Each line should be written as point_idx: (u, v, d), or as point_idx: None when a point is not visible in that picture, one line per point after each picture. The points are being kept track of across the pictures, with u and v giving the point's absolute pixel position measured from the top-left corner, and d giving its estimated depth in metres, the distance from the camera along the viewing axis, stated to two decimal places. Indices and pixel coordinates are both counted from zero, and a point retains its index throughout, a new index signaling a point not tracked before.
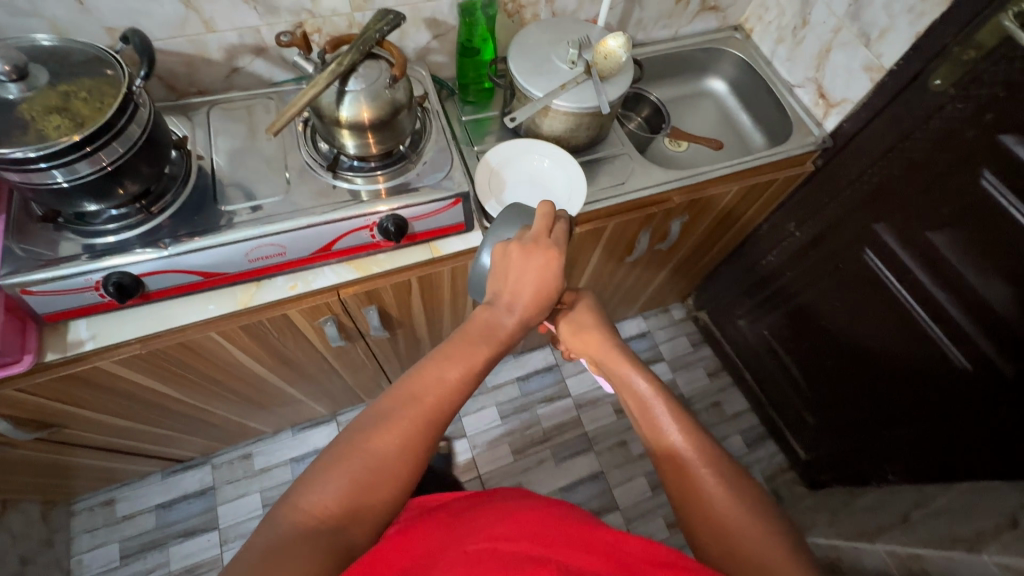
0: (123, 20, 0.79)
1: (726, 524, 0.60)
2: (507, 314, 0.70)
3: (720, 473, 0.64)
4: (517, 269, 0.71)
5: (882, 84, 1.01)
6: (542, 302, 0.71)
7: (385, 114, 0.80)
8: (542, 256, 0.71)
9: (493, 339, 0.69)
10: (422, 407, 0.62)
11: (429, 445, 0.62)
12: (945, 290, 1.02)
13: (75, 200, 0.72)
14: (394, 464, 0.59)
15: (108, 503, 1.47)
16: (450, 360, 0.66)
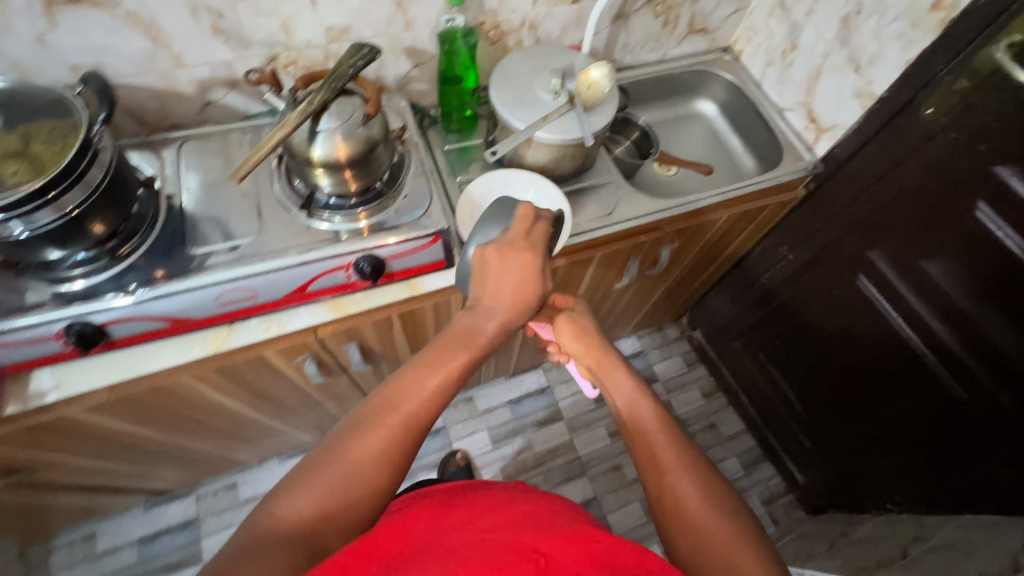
0: (87, 57, 0.76)
1: (707, 537, 0.59)
2: (490, 317, 0.67)
3: (703, 486, 0.63)
4: (497, 274, 0.68)
5: (873, 110, 0.98)
6: (526, 301, 0.68)
7: (360, 152, 0.77)
8: (520, 257, 0.68)
9: (478, 349, 0.65)
10: (402, 415, 0.59)
11: (409, 457, 0.59)
12: (939, 318, 0.99)
13: (35, 248, 0.68)
14: (371, 475, 0.56)
15: (89, 538, 1.43)
16: (433, 368, 0.62)
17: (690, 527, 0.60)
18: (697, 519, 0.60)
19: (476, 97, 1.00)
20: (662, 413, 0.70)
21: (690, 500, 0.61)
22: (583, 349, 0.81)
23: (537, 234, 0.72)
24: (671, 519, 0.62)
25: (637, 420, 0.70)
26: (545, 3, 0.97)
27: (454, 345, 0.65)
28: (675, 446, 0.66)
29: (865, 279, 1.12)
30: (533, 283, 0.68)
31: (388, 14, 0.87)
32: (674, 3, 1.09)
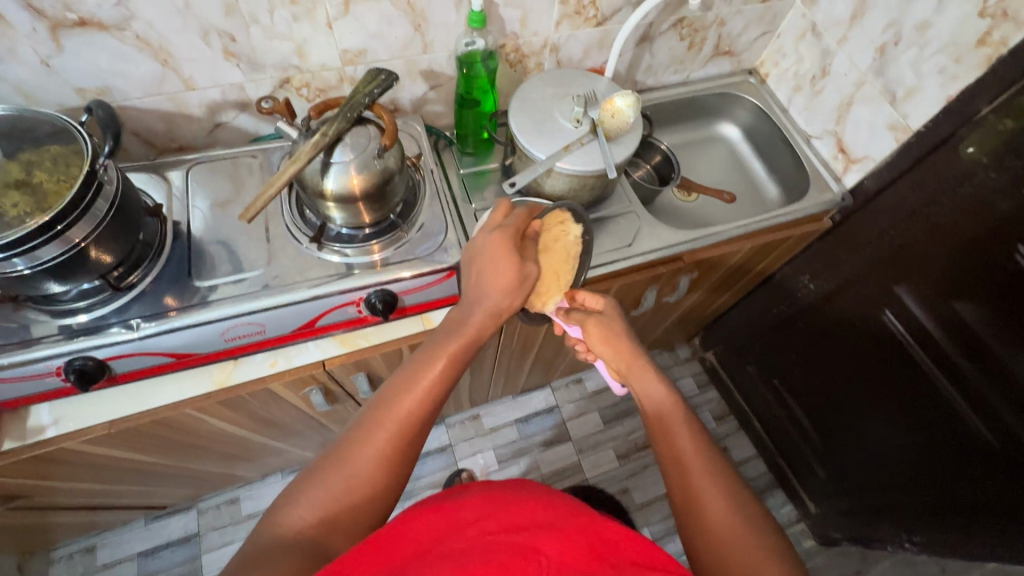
0: (93, 80, 0.73)
1: (736, 555, 0.55)
2: (479, 312, 0.70)
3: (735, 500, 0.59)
4: (488, 258, 0.72)
5: (908, 145, 0.94)
6: (512, 287, 0.71)
7: (375, 185, 0.74)
8: (494, 239, 0.73)
9: (466, 343, 0.68)
10: (397, 415, 0.60)
11: (410, 454, 0.61)
12: (969, 358, 0.93)
13: (37, 283, 0.66)
14: (371, 477, 0.57)
15: (88, 550, 1.41)
16: (427, 369, 0.65)
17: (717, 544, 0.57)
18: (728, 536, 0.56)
19: (494, 121, 0.97)
20: (692, 423, 0.67)
21: (719, 516, 0.58)
22: (612, 353, 0.77)
23: (513, 217, 0.77)
24: (697, 532, 0.59)
25: (665, 427, 0.67)
26: (568, 26, 0.93)
27: (444, 342, 0.67)
28: (705, 460, 0.62)
29: (891, 316, 1.05)
30: (514, 263, 0.71)
31: (407, 37, 0.84)
32: (701, 26, 1.05)
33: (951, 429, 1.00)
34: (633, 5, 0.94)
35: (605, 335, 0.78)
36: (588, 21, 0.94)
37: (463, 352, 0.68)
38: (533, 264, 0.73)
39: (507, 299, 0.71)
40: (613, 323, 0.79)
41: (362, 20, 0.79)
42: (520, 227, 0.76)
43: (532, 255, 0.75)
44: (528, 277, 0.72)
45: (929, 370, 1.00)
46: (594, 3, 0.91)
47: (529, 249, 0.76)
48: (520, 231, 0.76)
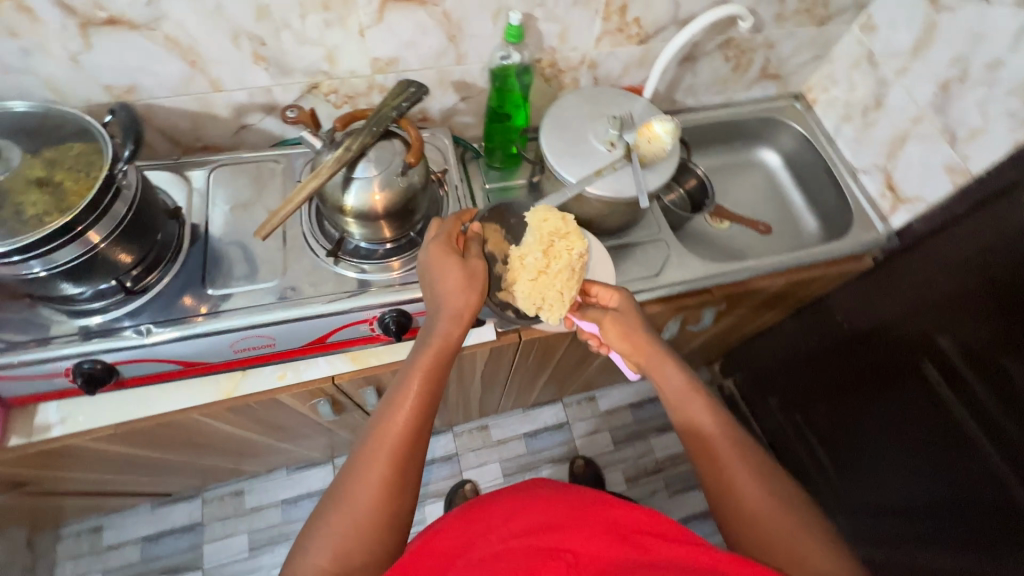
0: (121, 79, 0.72)
1: (775, 529, 0.54)
2: (444, 320, 0.64)
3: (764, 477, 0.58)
4: (435, 272, 0.66)
5: (965, 189, 0.88)
6: (467, 285, 0.65)
7: (398, 203, 0.72)
8: (431, 250, 0.67)
9: (441, 352, 0.63)
10: (390, 436, 0.57)
11: (412, 471, 0.57)
12: (1013, 418, 0.83)
13: (52, 284, 0.65)
14: (375, 503, 0.54)
15: (95, 530, 1.42)
16: (412, 384, 0.61)
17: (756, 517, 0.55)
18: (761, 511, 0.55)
19: (524, 137, 0.93)
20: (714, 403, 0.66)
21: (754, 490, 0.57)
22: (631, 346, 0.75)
23: (442, 225, 0.70)
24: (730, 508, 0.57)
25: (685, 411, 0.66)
26: (609, 43, 0.89)
27: (423, 354, 0.63)
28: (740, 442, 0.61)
29: (931, 365, 0.96)
30: (457, 262, 0.65)
31: (440, 48, 0.81)
32: (748, 48, 1.00)
33: (979, 490, 0.90)
34: (678, 24, 0.90)
35: (622, 330, 0.76)
36: (630, 38, 0.90)
37: (446, 362, 0.64)
38: (478, 257, 0.68)
39: (466, 299, 0.65)
40: (632, 314, 0.76)
41: (395, 29, 0.76)
42: (453, 228, 0.70)
43: (477, 247, 0.69)
44: (478, 270, 0.67)
45: (961, 421, 0.92)
46: (638, 20, 0.87)
47: (473, 243, 0.70)
48: (454, 231, 0.70)
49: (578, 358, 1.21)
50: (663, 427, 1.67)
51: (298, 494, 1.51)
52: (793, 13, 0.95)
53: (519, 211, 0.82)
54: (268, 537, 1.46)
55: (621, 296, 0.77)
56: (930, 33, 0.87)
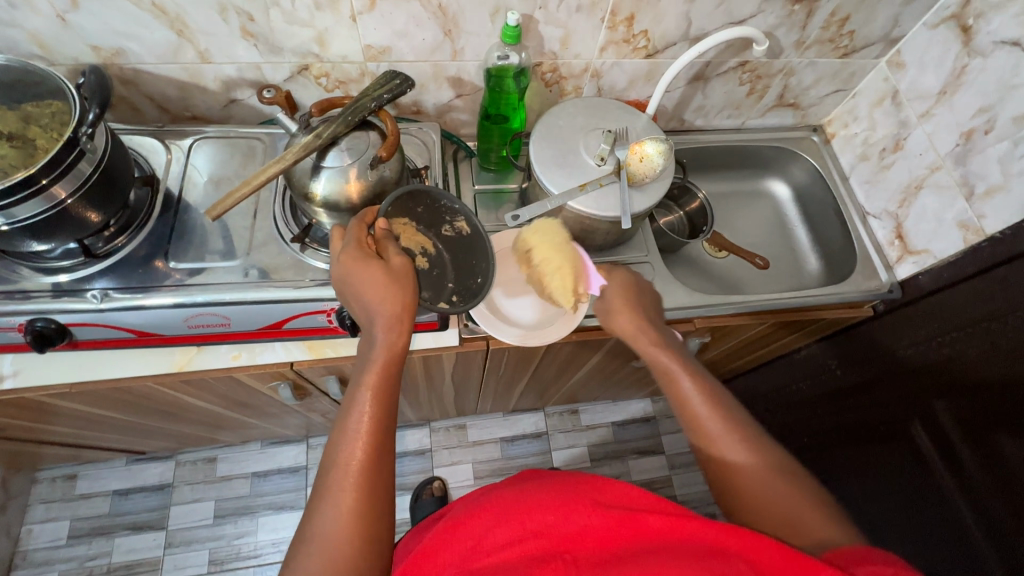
0: (109, 40, 0.72)
1: (798, 513, 0.55)
2: (383, 330, 0.61)
3: (761, 453, 0.60)
4: (356, 285, 0.61)
5: (977, 248, 0.82)
6: (394, 290, 0.61)
7: (368, 197, 0.70)
8: (341, 260, 0.62)
9: (386, 366, 0.61)
10: (351, 466, 0.56)
11: (384, 488, 0.57)
12: (1001, 499, 0.76)
13: (15, 240, 0.64)
14: (348, 540, 0.53)
15: (70, 478, 1.43)
16: (364, 402, 0.60)
17: (761, 491, 0.57)
18: (764, 482, 0.57)
19: (517, 141, 0.90)
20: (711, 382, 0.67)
21: (754, 467, 0.59)
22: (629, 320, 0.74)
23: (346, 235, 0.64)
24: (733, 482, 0.59)
25: (682, 389, 0.66)
26: (614, 53, 0.86)
27: (369, 367, 0.61)
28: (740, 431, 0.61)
29: (923, 433, 0.89)
30: (378, 266, 0.61)
31: (435, 41, 0.79)
32: (765, 73, 0.95)
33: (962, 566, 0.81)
34: (689, 41, 0.86)
35: (622, 301, 0.76)
36: (636, 51, 0.86)
37: (395, 372, 0.62)
38: (397, 254, 0.63)
39: (399, 302, 0.61)
40: (637, 286, 0.78)
41: (388, 17, 0.74)
42: (358, 230, 0.64)
43: (393, 245, 0.64)
44: (399, 269, 0.63)
45: (947, 490, 0.84)
46: (646, 33, 0.83)
47: (387, 240, 0.65)
48: (361, 234, 0.64)
49: (554, 372, 1.18)
50: (643, 450, 1.62)
51: (269, 469, 1.48)
52: (815, 42, 0.90)
53: (430, 196, 0.74)
54: (233, 506, 1.43)
55: (619, 274, 0.78)
56: (959, 77, 0.82)
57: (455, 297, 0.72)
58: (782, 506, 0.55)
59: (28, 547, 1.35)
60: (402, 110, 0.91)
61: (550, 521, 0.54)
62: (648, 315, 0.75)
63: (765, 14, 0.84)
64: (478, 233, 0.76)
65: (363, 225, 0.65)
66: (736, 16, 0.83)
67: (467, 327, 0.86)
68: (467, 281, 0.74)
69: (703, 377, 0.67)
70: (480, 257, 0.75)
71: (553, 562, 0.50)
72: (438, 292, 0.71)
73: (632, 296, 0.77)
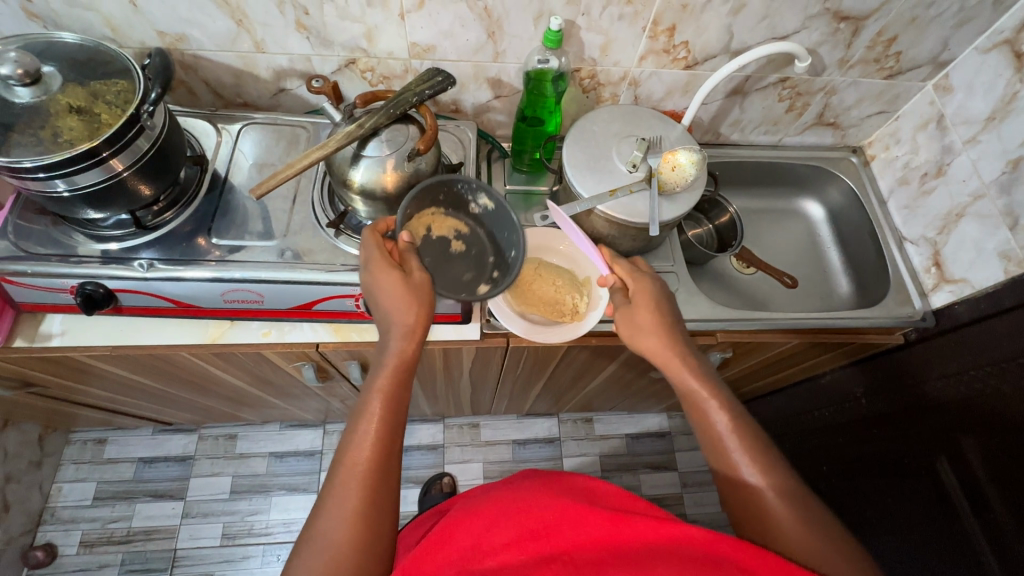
0: (174, 26, 0.77)
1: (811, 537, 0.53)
2: (397, 337, 0.64)
3: (772, 467, 0.59)
4: (384, 295, 0.64)
5: (1018, 280, 0.79)
6: (411, 298, 0.64)
7: (404, 188, 0.72)
8: (368, 269, 0.65)
9: (395, 373, 0.63)
10: (358, 467, 0.57)
11: (391, 483, 0.58)
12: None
13: (74, 207, 0.69)
14: (351, 531, 0.53)
15: (100, 442, 1.49)
16: (371, 409, 0.61)
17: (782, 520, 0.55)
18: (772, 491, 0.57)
19: (551, 144, 0.91)
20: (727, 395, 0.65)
21: (777, 495, 0.56)
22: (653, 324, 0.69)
23: (367, 246, 0.66)
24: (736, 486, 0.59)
25: (710, 410, 0.63)
26: (653, 63, 0.87)
27: (381, 373, 0.63)
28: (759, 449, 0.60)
29: (947, 467, 0.86)
30: (398, 278, 0.64)
31: (478, 42, 0.81)
32: (806, 90, 0.95)
33: None
34: (730, 54, 0.86)
35: (645, 303, 0.71)
36: (676, 62, 0.87)
37: (405, 378, 0.64)
38: (417, 268, 0.65)
39: (416, 314, 0.64)
40: (664, 297, 0.72)
41: (435, 16, 0.77)
42: (373, 240, 0.67)
43: (411, 253, 0.66)
44: (417, 282, 0.65)
45: (971, 532, 0.81)
46: (687, 44, 0.84)
47: (403, 247, 0.67)
48: (377, 242, 0.67)
49: (571, 377, 1.18)
50: (655, 465, 1.60)
51: (286, 451, 1.52)
52: (859, 61, 0.89)
53: (450, 181, 0.73)
54: (250, 483, 1.47)
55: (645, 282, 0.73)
56: (1009, 103, 0.80)
57: (496, 275, 0.74)
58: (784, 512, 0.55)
59: (57, 504, 1.41)
60: (441, 107, 0.94)
61: (547, 522, 0.54)
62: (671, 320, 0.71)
63: (809, 31, 0.83)
64: (498, 212, 0.76)
65: (377, 233, 0.68)
66: (779, 32, 0.83)
67: (488, 322, 0.87)
68: (505, 258, 0.75)
69: (723, 390, 0.65)
70: (509, 231, 0.75)
71: (551, 564, 0.50)
72: (479, 271, 0.75)
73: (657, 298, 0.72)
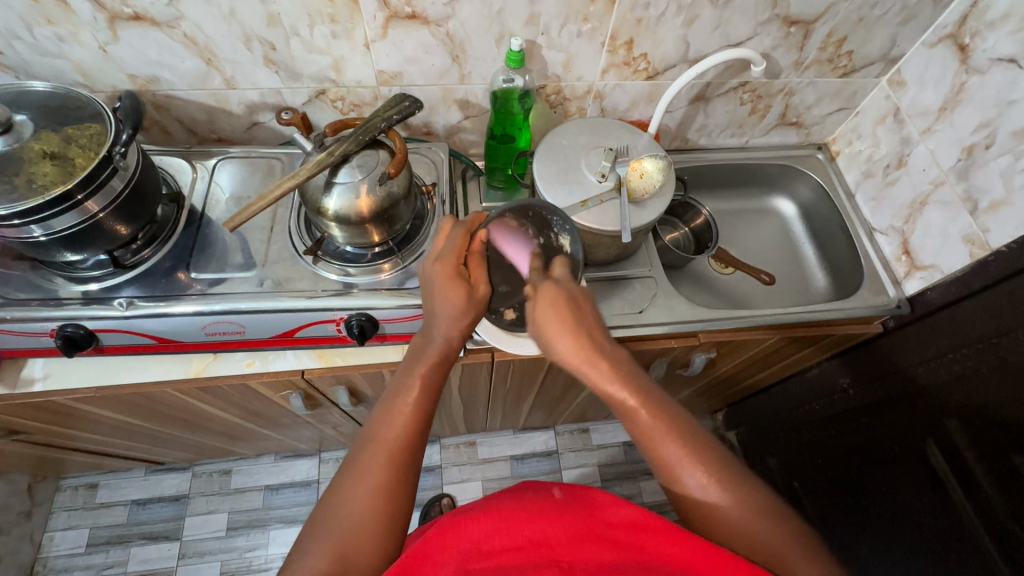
0: (145, 68, 0.79)
1: (769, 538, 0.49)
2: (444, 325, 0.66)
3: (730, 482, 0.53)
4: (436, 292, 0.66)
5: (984, 263, 0.81)
6: (465, 310, 0.66)
7: (378, 212, 0.73)
8: (436, 270, 0.67)
9: (439, 363, 0.64)
10: (387, 447, 0.57)
11: (411, 472, 0.57)
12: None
13: (51, 250, 0.70)
14: (371, 510, 0.53)
15: (91, 487, 1.47)
16: (408, 391, 0.61)
17: (734, 528, 0.51)
18: (734, 515, 0.51)
19: (523, 160, 0.93)
20: (665, 402, 0.58)
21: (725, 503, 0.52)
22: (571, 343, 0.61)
23: (450, 239, 0.70)
24: (686, 502, 0.54)
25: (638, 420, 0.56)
26: (615, 76, 0.89)
27: (421, 360, 0.64)
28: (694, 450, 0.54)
29: (937, 452, 0.86)
30: (463, 290, 0.66)
31: (443, 66, 0.84)
32: (766, 93, 0.98)
33: None
34: (688, 63, 0.89)
35: (560, 323, 0.62)
36: (637, 73, 0.90)
37: (445, 370, 0.65)
38: (482, 284, 0.68)
39: (468, 324, 0.66)
40: (572, 293, 0.64)
41: (399, 44, 0.79)
42: (461, 241, 0.69)
43: (483, 269, 0.69)
44: (480, 298, 0.67)
45: (965, 515, 0.81)
46: (646, 56, 0.87)
47: (478, 260, 0.69)
48: (462, 244, 0.69)
49: (561, 388, 1.18)
50: (655, 470, 1.60)
51: (282, 482, 1.50)
52: (814, 62, 0.93)
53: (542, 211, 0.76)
54: (246, 519, 1.45)
55: (546, 284, 0.64)
56: (959, 94, 0.83)
57: (525, 307, 0.76)
58: (747, 530, 0.50)
59: (49, 554, 1.38)
60: (413, 130, 0.96)
61: (549, 531, 0.53)
62: (595, 331, 0.62)
63: (761, 36, 0.86)
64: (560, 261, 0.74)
65: (467, 234, 0.70)
66: (733, 39, 0.86)
67: (471, 338, 0.87)
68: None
69: (646, 390, 0.58)
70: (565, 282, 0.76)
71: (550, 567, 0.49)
72: (515, 294, 0.75)
73: (571, 312, 0.63)
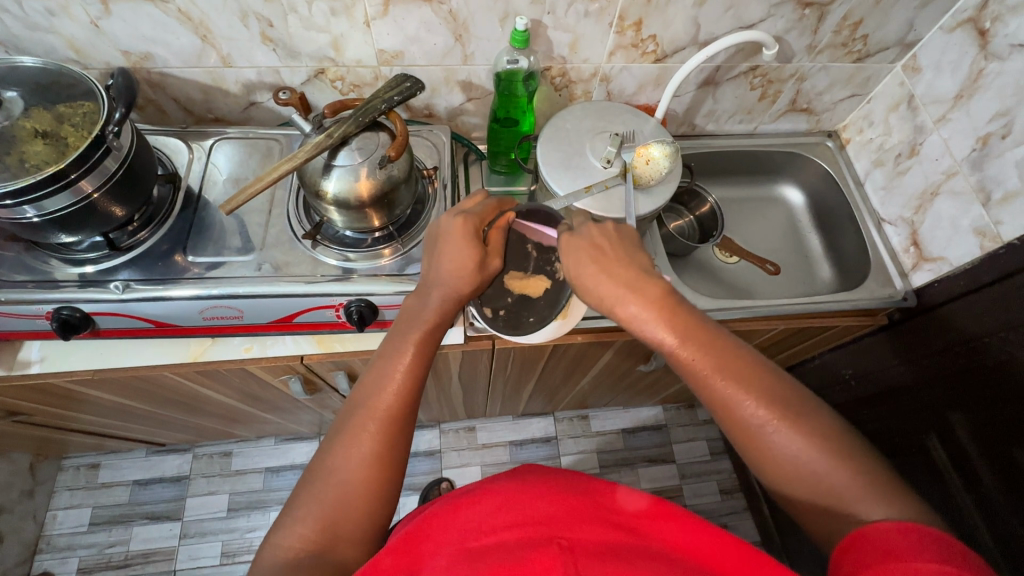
0: (139, 44, 0.77)
1: (842, 482, 0.45)
2: (438, 294, 0.64)
3: (793, 425, 0.48)
4: (450, 242, 0.65)
5: (994, 255, 0.79)
6: (472, 273, 0.65)
7: (377, 196, 0.71)
8: (455, 225, 0.65)
9: (432, 328, 0.63)
10: (380, 412, 0.56)
11: (403, 439, 0.56)
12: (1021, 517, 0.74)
13: (44, 231, 0.68)
14: (363, 480, 0.53)
15: (93, 467, 1.47)
16: (400, 359, 0.60)
17: (809, 482, 0.46)
18: (801, 461, 0.47)
19: (526, 144, 0.91)
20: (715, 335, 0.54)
21: (791, 451, 0.47)
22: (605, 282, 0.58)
23: (480, 206, 0.69)
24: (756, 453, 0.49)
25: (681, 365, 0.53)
26: (623, 58, 0.87)
27: (417, 325, 0.63)
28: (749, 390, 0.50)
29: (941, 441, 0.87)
30: (476, 255, 0.65)
31: (446, 47, 0.81)
32: (777, 77, 0.95)
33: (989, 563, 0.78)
34: (698, 46, 0.87)
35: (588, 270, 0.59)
36: (645, 56, 0.87)
37: (439, 336, 0.64)
38: (496, 261, 0.68)
39: (468, 289, 0.66)
40: (596, 239, 0.62)
41: (400, 22, 0.77)
42: (490, 211, 0.69)
43: (500, 244, 0.69)
44: (488, 270, 0.67)
45: (965, 501, 0.82)
46: (654, 38, 0.84)
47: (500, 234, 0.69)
48: (489, 215, 0.69)
49: (562, 376, 1.17)
50: (654, 457, 1.60)
51: (282, 465, 1.51)
52: (827, 46, 0.90)
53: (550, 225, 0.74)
54: (247, 500, 1.46)
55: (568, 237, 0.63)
56: (976, 81, 0.81)
57: (502, 313, 0.74)
58: (826, 481, 0.46)
59: (52, 532, 1.39)
60: (415, 113, 0.94)
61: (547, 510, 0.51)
62: (630, 268, 0.59)
63: (775, 18, 0.84)
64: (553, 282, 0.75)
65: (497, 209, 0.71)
66: (745, 22, 0.84)
67: (472, 326, 0.86)
68: (519, 315, 0.75)
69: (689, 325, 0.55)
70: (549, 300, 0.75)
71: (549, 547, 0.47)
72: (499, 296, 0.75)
73: (599, 257, 0.60)
